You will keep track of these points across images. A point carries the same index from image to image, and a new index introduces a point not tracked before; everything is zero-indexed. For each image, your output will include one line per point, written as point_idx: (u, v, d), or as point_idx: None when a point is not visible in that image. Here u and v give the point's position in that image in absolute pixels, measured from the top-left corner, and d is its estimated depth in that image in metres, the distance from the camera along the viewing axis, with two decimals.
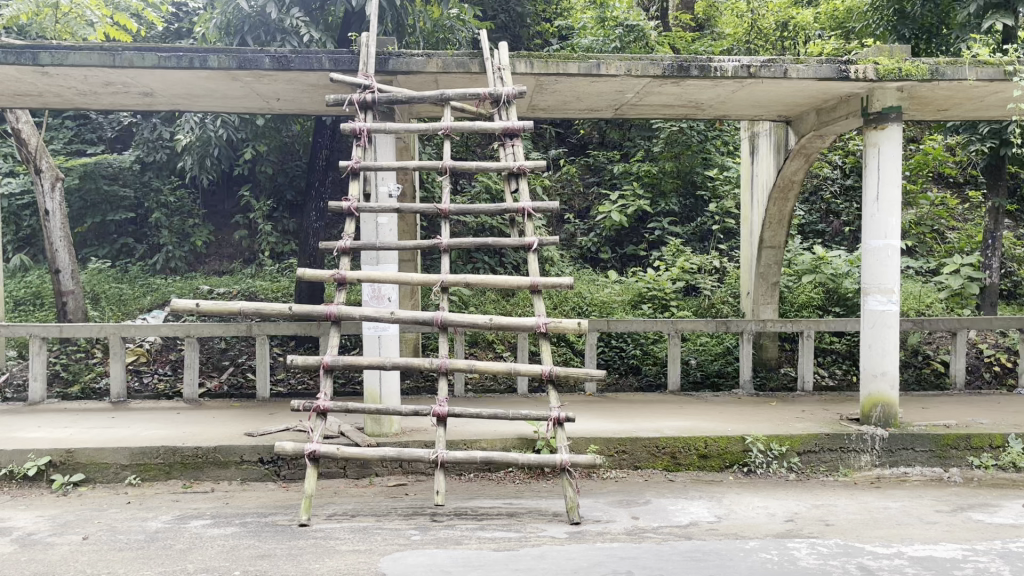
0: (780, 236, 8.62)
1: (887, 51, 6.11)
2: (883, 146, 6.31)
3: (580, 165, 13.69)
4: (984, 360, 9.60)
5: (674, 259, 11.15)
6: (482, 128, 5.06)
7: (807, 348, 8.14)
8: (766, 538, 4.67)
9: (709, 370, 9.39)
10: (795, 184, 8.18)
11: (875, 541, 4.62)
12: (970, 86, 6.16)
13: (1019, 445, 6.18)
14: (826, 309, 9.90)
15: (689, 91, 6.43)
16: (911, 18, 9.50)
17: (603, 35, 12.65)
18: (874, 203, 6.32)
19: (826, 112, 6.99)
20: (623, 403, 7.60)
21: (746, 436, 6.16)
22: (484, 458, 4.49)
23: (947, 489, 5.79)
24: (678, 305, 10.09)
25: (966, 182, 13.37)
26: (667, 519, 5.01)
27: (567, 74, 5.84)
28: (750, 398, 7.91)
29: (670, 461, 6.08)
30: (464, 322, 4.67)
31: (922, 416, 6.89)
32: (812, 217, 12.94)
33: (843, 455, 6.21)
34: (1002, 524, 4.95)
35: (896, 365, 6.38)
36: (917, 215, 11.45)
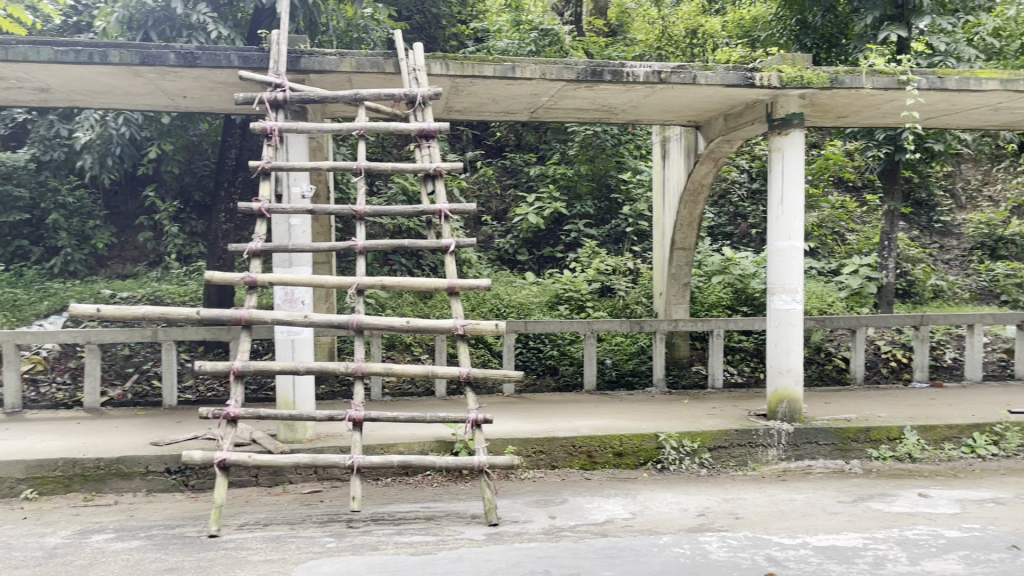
0: (691, 238, 8.83)
1: (790, 59, 6.34)
2: (787, 151, 6.55)
3: (496, 167, 13.71)
4: (881, 356, 10.08)
5: (590, 260, 11.30)
6: (398, 129, 5.02)
7: (717, 346, 8.38)
8: (679, 533, 4.77)
9: (624, 369, 9.57)
10: (704, 188, 8.40)
11: (782, 532, 4.79)
12: (867, 94, 6.45)
13: (914, 437, 6.52)
14: (734, 308, 10.19)
15: (602, 95, 6.53)
16: (812, 27, 9.89)
17: (518, 39, 12.71)
18: (779, 207, 6.56)
19: (733, 118, 7.21)
20: (539, 403, 7.65)
21: (659, 432, 6.30)
22: (402, 462, 4.46)
23: (848, 480, 6.05)
24: (594, 306, 10.26)
25: (863, 186, 14.02)
26: (583, 517, 5.08)
27: (482, 76, 5.86)
28: (663, 396, 8.08)
29: (587, 460, 6.16)
30: (380, 324, 4.63)
31: (824, 410, 7.18)
32: (721, 220, 13.35)
33: (752, 449, 6.41)
34: (899, 512, 5.20)
35: (800, 362, 6.63)
36: (819, 217, 11.96)
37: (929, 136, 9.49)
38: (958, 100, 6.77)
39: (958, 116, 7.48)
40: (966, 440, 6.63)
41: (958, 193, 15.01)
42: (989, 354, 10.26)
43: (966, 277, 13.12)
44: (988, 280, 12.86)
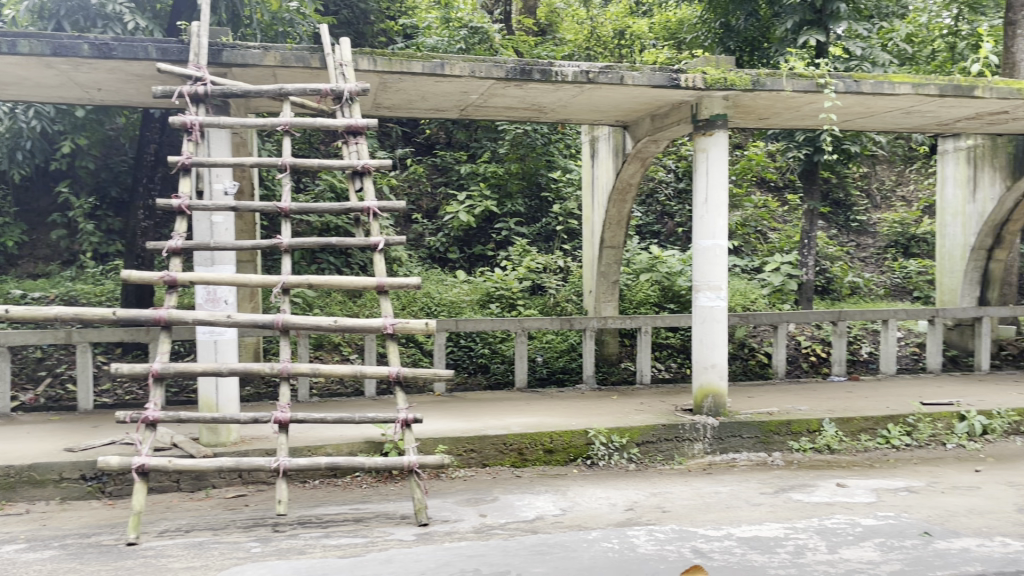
0: (619, 236, 8.95)
1: (714, 61, 6.47)
2: (711, 151, 6.69)
3: (426, 165, 13.60)
4: (802, 351, 10.41)
5: (521, 258, 11.33)
6: (324, 125, 4.93)
7: (645, 343, 8.51)
8: (607, 527, 4.83)
9: (555, 367, 9.65)
10: (632, 187, 8.52)
11: (707, 524, 4.89)
12: (788, 96, 6.64)
13: (832, 429, 6.75)
14: (661, 306, 10.38)
15: (531, 94, 6.54)
16: (735, 31, 10.12)
17: (447, 36, 12.64)
18: (704, 206, 6.70)
19: (660, 118, 7.32)
20: (470, 402, 7.63)
21: (589, 429, 6.35)
22: (330, 464, 4.40)
23: (771, 472, 6.22)
24: (525, 305, 10.32)
25: (784, 186, 14.45)
26: (513, 515, 5.09)
27: (411, 73, 5.81)
28: (593, 393, 8.17)
29: (518, 457, 6.18)
30: (307, 324, 4.55)
31: (748, 404, 7.37)
32: (649, 218, 13.59)
33: (678, 443, 6.53)
34: (819, 502, 5.37)
35: (725, 357, 6.79)
36: (743, 217, 12.25)
37: (846, 138, 9.82)
38: (873, 103, 7.03)
39: (872, 119, 7.77)
40: (881, 431, 6.90)
41: (873, 193, 15.61)
42: (902, 348, 10.71)
43: (881, 274, 13.65)
44: (902, 278, 13.41)
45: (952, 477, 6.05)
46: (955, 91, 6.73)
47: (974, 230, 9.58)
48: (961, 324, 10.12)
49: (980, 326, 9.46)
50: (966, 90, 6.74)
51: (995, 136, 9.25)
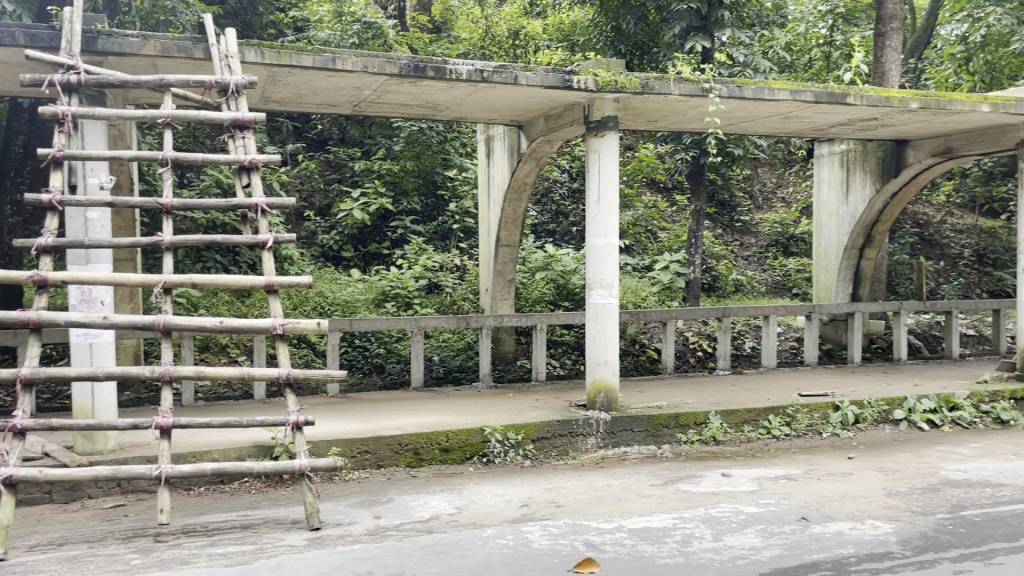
0: (515, 235, 9.00)
1: (605, 64, 6.60)
2: (603, 153, 6.83)
3: (318, 161, 13.29)
4: (689, 346, 10.79)
5: (417, 257, 11.25)
6: (208, 118, 4.76)
7: (541, 340, 8.60)
8: (502, 524, 4.86)
9: (452, 365, 9.64)
10: (528, 185, 8.59)
11: (599, 517, 4.99)
12: (674, 100, 6.86)
13: (718, 421, 7.01)
14: (556, 304, 10.53)
15: (425, 92, 6.51)
16: (625, 34, 10.36)
17: (339, 30, 12.36)
18: (596, 206, 6.81)
19: (554, 118, 7.41)
20: (364, 402, 7.53)
21: (485, 426, 6.37)
22: (216, 470, 4.26)
23: (660, 465, 6.41)
24: (421, 303, 10.29)
25: (673, 188, 14.93)
26: (408, 515, 5.05)
27: (301, 66, 5.68)
28: (488, 391, 8.20)
29: (414, 457, 6.13)
30: (190, 325, 4.37)
31: (639, 399, 7.57)
32: (544, 218, 13.74)
33: (572, 438, 6.63)
34: (705, 492, 5.58)
35: (616, 354, 6.94)
36: (634, 217, 12.65)
37: (730, 142, 10.29)
38: (755, 108, 7.32)
39: (755, 123, 8.09)
40: (762, 422, 7.21)
41: (755, 195, 16.31)
42: (782, 342, 11.24)
43: (763, 272, 14.27)
44: (782, 275, 14.09)
45: (827, 464, 6.39)
46: (830, 98, 7.08)
47: (847, 230, 10.13)
48: (835, 319, 10.72)
49: (852, 321, 9.96)
50: (840, 97, 7.10)
51: (865, 142, 9.78)
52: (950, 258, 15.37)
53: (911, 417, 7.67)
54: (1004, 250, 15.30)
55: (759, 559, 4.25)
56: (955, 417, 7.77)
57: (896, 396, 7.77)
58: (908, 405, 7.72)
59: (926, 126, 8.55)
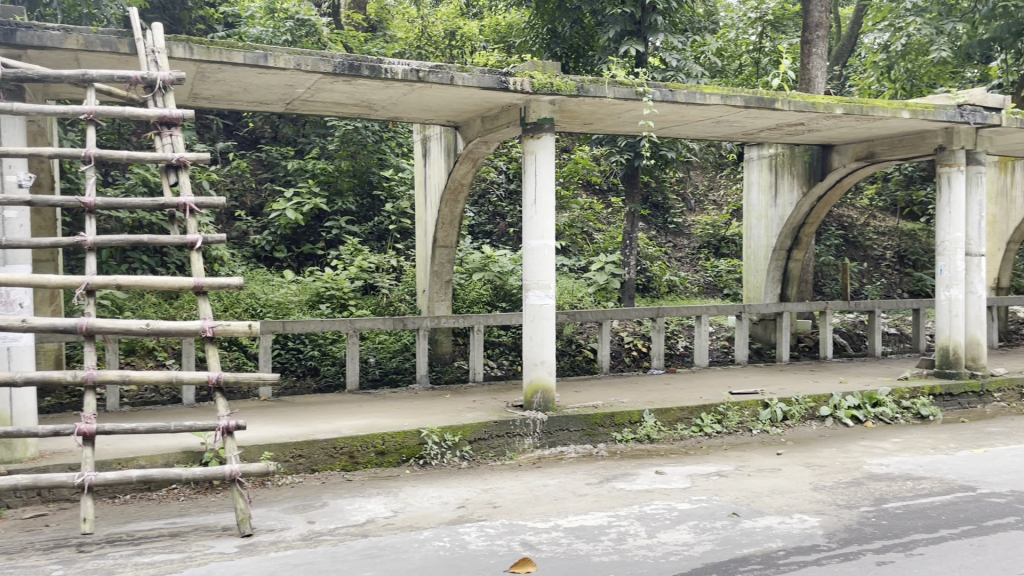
0: (452, 236, 8.97)
1: (541, 66, 6.64)
2: (539, 154, 6.86)
3: (250, 160, 13.03)
4: (625, 346, 10.92)
5: (352, 258, 11.12)
6: (134, 115, 4.62)
7: (478, 341, 8.59)
8: (439, 526, 4.84)
9: (388, 367, 9.56)
10: (464, 186, 8.57)
11: (536, 517, 5.02)
12: (609, 103, 6.94)
13: (652, 420, 7.12)
14: (494, 304, 10.54)
15: (360, 91, 6.44)
16: (561, 37, 10.44)
17: (272, 27, 12.15)
18: (532, 207, 6.84)
19: (490, 119, 7.42)
20: (298, 406, 7.40)
21: (422, 428, 6.33)
22: (143, 476, 4.15)
23: (596, 463, 6.47)
24: (357, 305, 10.17)
25: (609, 190, 15.10)
26: (343, 519, 4.99)
27: (231, 63, 5.56)
28: (425, 392, 8.16)
29: (349, 461, 6.06)
30: (115, 328, 4.24)
31: (575, 398, 7.64)
32: (481, 219, 13.71)
33: (509, 439, 6.65)
34: (639, 490, 5.65)
35: (553, 354, 6.98)
36: (570, 218, 12.79)
37: (664, 145, 10.47)
38: (687, 112, 7.46)
39: (687, 126, 8.25)
40: (695, 419, 7.35)
41: (688, 197, 16.62)
42: (714, 342, 11.47)
43: (695, 272, 14.54)
44: (713, 276, 14.39)
45: (757, 460, 6.55)
46: (759, 103, 7.25)
47: (776, 232, 10.40)
48: (764, 319, 11.00)
49: (780, 320, 10.23)
50: (768, 102, 7.29)
51: (792, 146, 10.06)
52: (873, 259, 15.87)
53: (837, 413, 7.93)
54: (923, 251, 15.92)
55: (692, 554, 4.34)
56: (878, 413, 8.06)
57: (822, 393, 8.02)
58: (834, 401, 7.97)
59: (850, 131, 8.84)
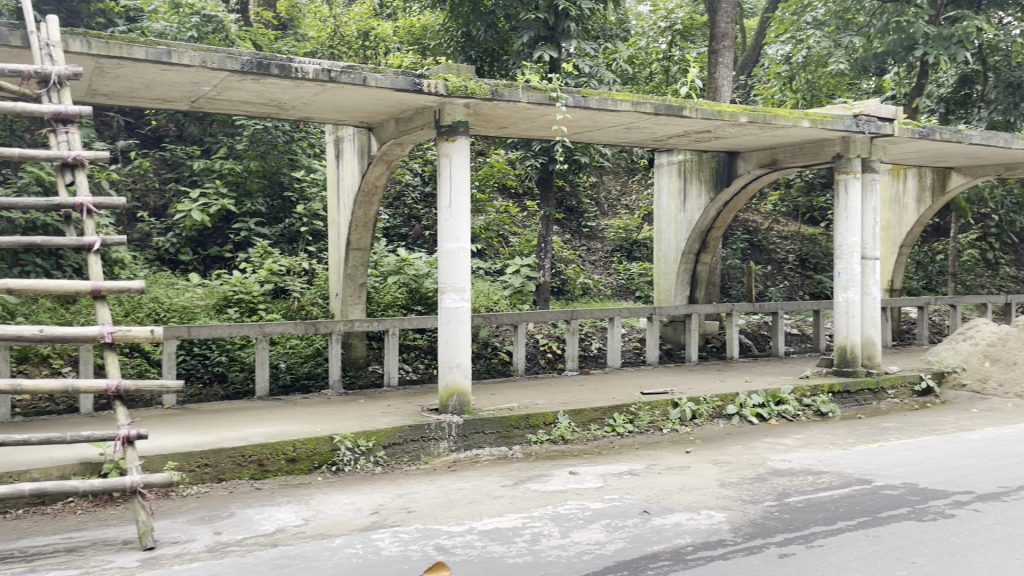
0: (366, 238, 8.86)
1: (455, 69, 6.63)
2: (454, 157, 6.85)
3: (154, 159, 12.59)
4: (540, 348, 11.01)
5: (262, 260, 10.86)
6: (27, 110, 4.41)
7: (393, 345, 8.51)
8: (351, 533, 4.77)
9: (299, 373, 9.36)
10: (378, 188, 8.48)
11: (450, 521, 5.00)
12: (523, 107, 6.98)
13: (566, 421, 7.20)
14: (409, 308, 10.47)
15: (269, 89, 6.30)
16: (476, 41, 10.46)
17: (176, 22, 11.77)
18: (447, 210, 6.83)
19: (404, 121, 7.37)
20: (204, 414, 7.18)
21: (334, 435, 6.23)
22: (36, 490, 3.97)
23: (511, 465, 6.50)
24: (267, 309, 9.93)
25: (524, 194, 15.21)
26: (251, 529, 4.86)
27: (132, 58, 5.34)
28: (339, 397, 8.03)
29: (258, 469, 5.91)
30: (6, 335, 4.06)
31: (491, 401, 7.65)
32: (396, 221, 13.56)
33: (424, 443, 6.61)
34: (553, 491, 5.71)
35: (469, 357, 6.97)
36: (486, 221, 12.79)
37: (577, 150, 10.62)
38: (599, 118, 7.59)
39: (600, 132, 8.40)
40: (608, 420, 7.48)
41: (602, 202, 16.92)
42: (626, 343, 11.70)
43: (608, 275, 14.79)
44: (625, 279, 14.68)
45: (668, 459, 6.71)
46: (667, 110, 7.43)
47: (685, 236, 10.66)
48: (675, 320, 11.27)
49: (689, 322, 10.50)
50: (676, 110, 7.48)
51: (700, 152, 10.35)
52: (776, 263, 16.45)
53: (742, 411, 8.18)
54: (823, 254, 16.64)
55: (603, 553, 4.40)
56: (781, 410, 8.36)
57: (729, 392, 8.26)
58: (740, 400, 8.23)
59: (755, 139, 9.15)
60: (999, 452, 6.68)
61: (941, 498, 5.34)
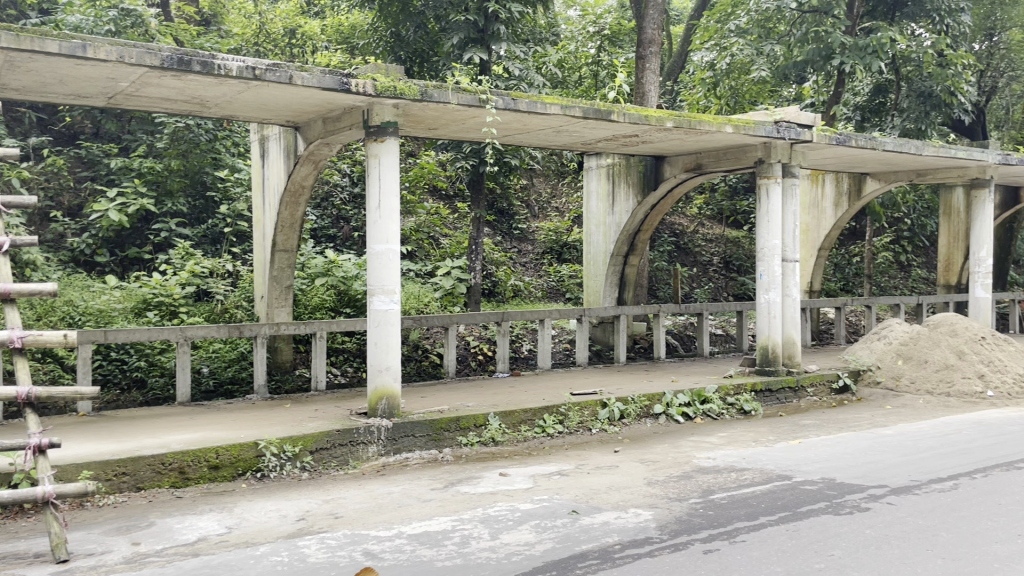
0: (293, 239, 8.70)
1: (383, 69, 6.56)
2: (383, 158, 6.79)
3: (68, 156, 12.11)
4: (471, 350, 11.00)
5: (183, 262, 10.55)
6: None
7: (320, 348, 8.38)
8: (276, 541, 4.68)
9: (223, 378, 9.13)
10: (305, 188, 8.34)
11: (378, 525, 4.95)
12: (453, 109, 6.96)
13: (496, 422, 7.21)
14: (338, 310, 10.31)
15: (190, 87, 6.13)
16: (405, 41, 10.40)
17: (93, 16, 11.35)
18: (376, 211, 6.77)
19: (332, 121, 7.27)
20: (121, 420, 6.94)
21: (259, 440, 6.09)
22: None
23: (440, 468, 6.47)
24: (189, 312, 9.66)
25: (455, 196, 15.19)
26: (171, 539, 4.72)
27: (45, 52, 5.13)
28: (264, 402, 7.86)
29: (179, 477, 5.74)
30: None
31: (421, 403, 7.60)
32: (324, 222, 13.38)
33: (352, 448, 6.52)
34: (483, 493, 5.70)
35: (398, 360, 6.91)
36: (417, 223, 12.70)
37: (507, 152, 10.67)
38: (528, 120, 7.63)
39: (529, 135, 8.43)
40: (538, 421, 7.51)
41: (532, 204, 17.03)
42: (556, 344, 11.80)
43: (539, 277, 14.88)
44: (556, 281, 14.78)
45: (596, 459, 6.78)
46: (596, 114, 7.51)
47: (613, 239, 10.83)
48: (604, 321, 11.43)
49: (618, 323, 10.63)
50: (605, 114, 7.56)
51: (627, 156, 10.55)
52: (702, 265, 16.80)
53: (669, 410, 8.33)
54: (746, 257, 17.10)
55: (533, 553, 4.42)
56: (706, 409, 8.54)
57: (656, 392, 8.40)
58: (666, 400, 8.38)
59: (681, 144, 9.33)
60: (911, 447, 6.97)
61: (857, 492, 5.54)
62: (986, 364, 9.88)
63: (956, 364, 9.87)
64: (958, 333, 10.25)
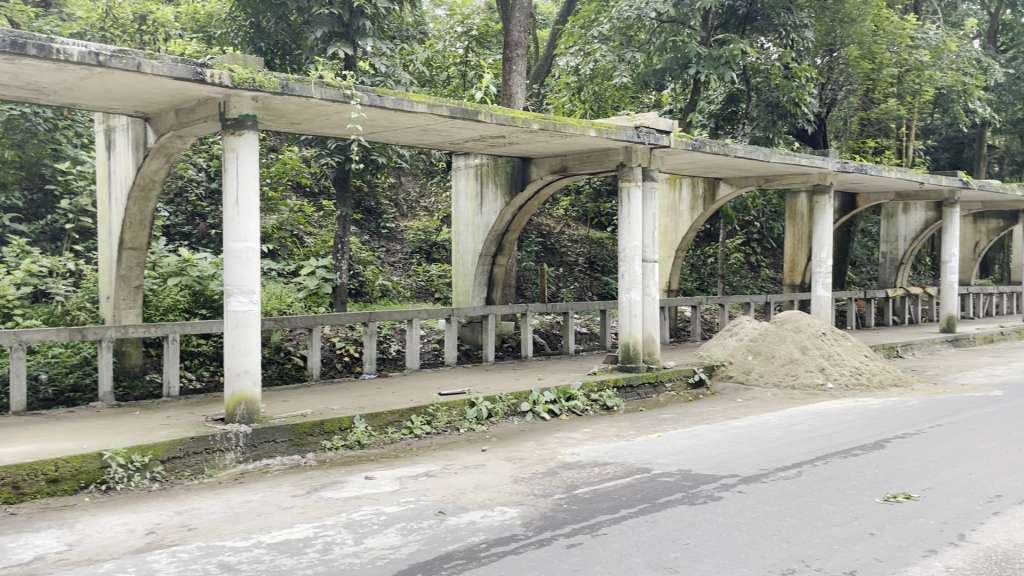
0: (143, 237, 8.22)
1: (241, 59, 6.31)
2: (241, 153, 6.54)
3: None
4: (336, 351, 10.78)
5: (17, 261, 9.79)
6: None
7: (173, 351, 7.97)
8: (123, 556, 4.40)
9: (63, 385, 8.49)
10: (156, 183, 7.91)
11: (235, 536, 4.76)
12: (316, 103, 6.78)
13: (362, 425, 7.10)
14: (192, 312, 9.83)
15: (26, 71, 5.69)
16: (266, 33, 10.09)
17: None
18: (234, 208, 6.51)
19: (185, 113, 6.95)
20: None
21: (104, 451, 5.72)
22: None
23: (303, 474, 6.29)
24: (25, 314, 8.99)
25: (319, 193, 14.88)
26: (2, 560, 4.35)
27: None
28: (109, 410, 7.39)
29: (12, 493, 5.31)
30: None
31: (283, 407, 7.37)
32: (178, 219, 12.79)
33: (208, 456, 6.24)
34: (347, 497, 5.59)
35: (258, 363, 6.68)
36: (279, 220, 12.28)
37: (374, 150, 10.52)
38: (395, 118, 7.54)
39: (395, 132, 8.33)
40: (405, 422, 7.45)
41: (400, 203, 16.93)
42: (425, 344, 11.75)
43: (408, 277, 14.78)
44: (424, 280, 14.71)
45: (463, 458, 6.79)
46: (463, 114, 7.51)
47: (481, 239, 10.89)
48: (472, 320, 11.49)
49: (486, 323, 10.68)
50: (472, 114, 7.58)
51: (495, 157, 10.61)
52: (568, 264, 17.18)
53: (535, 408, 8.46)
54: (609, 257, 17.63)
55: (398, 557, 4.37)
56: (571, 406, 8.72)
57: (522, 390, 8.51)
58: (533, 398, 8.50)
59: (546, 146, 9.50)
60: (760, 438, 7.37)
61: (711, 482, 5.81)
62: (827, 358, 10.60)
63: (800, 358, 10.55)
64: (802, 329, 10.96)
